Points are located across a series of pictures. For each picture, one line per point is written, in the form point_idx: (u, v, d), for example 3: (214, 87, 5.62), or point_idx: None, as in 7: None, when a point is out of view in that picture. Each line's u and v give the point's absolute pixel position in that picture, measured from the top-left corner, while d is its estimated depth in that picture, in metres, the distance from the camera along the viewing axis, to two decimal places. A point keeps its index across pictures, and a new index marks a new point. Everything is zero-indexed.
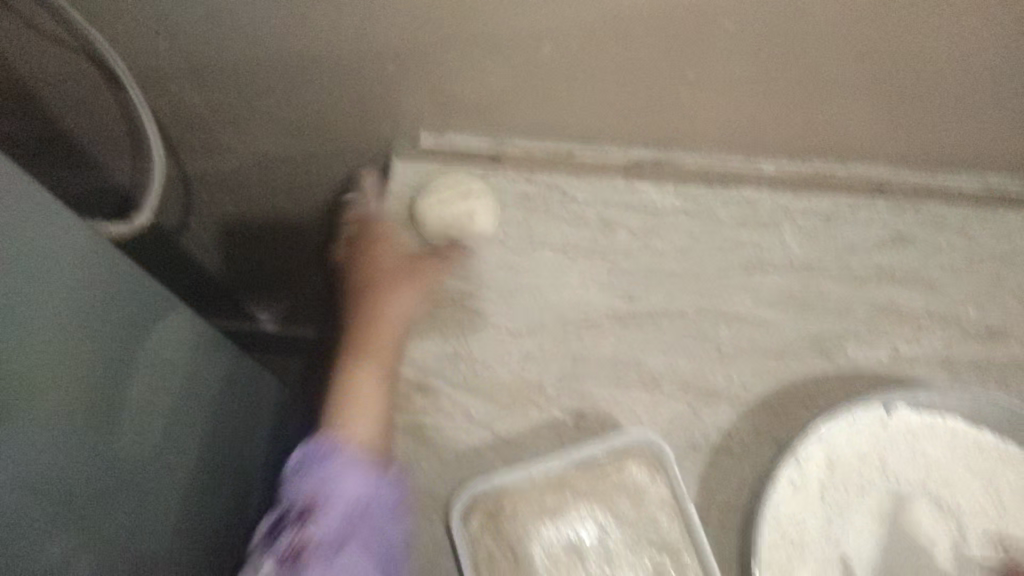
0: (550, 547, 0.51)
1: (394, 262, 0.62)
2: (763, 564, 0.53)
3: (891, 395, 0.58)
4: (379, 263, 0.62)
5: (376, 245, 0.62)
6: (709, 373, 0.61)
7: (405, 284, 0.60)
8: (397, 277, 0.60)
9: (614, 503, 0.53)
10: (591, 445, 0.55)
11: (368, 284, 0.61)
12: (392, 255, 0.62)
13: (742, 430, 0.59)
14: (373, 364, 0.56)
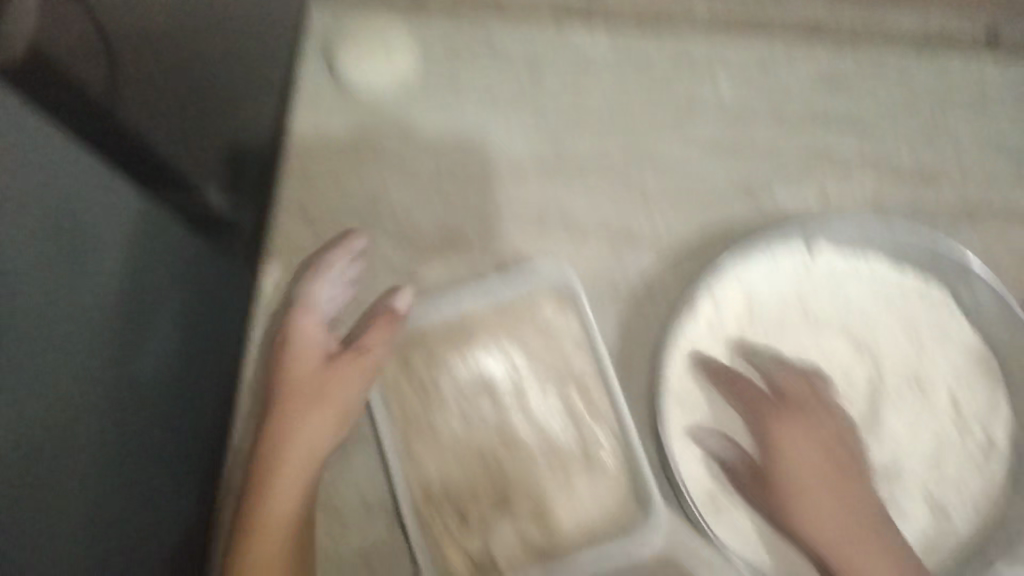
0: (460, 380, 0.55)
1: (308, 355, 0.53)
2: (669, 397, 0.56)
3: (806, 223, 0.57)
4: (294, 346, 0.53)
5: (290, 340, 0.53)
6: (634, 218, 0.61)
7: (338, 399, 0.52)
8: (310, 390, 0.52)
9: (526, 337, 0.55)
10: (499, 285, 0.56)
11: (282, 373, 0.53)
12: (308, 333, 0.54)
13: (664, 274, 0.59)
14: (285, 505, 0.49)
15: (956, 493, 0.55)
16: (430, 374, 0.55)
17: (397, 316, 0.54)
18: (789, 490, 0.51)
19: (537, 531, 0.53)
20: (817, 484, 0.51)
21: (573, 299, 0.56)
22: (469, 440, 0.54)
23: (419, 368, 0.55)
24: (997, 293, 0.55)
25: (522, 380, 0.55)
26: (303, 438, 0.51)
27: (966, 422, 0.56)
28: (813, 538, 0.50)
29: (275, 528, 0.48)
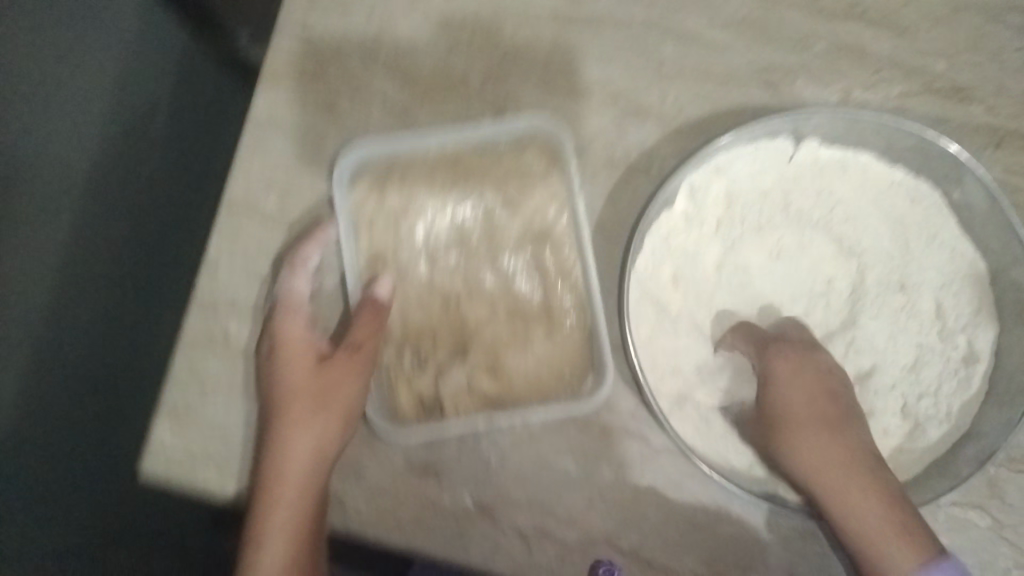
0: (436, 223, 0.54)
1: (299, 352, 0.49)
2: (642, 291, 0.55)
3: (791, 117, 0.54)
4: (286, 344, 0.49)
5: (280, 343, 0.50)
6: (643, 88, 0.59)
7: (339, 378, 0.49)
8: (306, 391, 0.49)
9: (506, 185, 0.54)
10: (484, 127, 0.52)
11: (274, 377, 0.49)
12: (298, 331, 0.50)
13: (664, 150, 0.58)
14: (286, 510, 0.46)
15: (933, 405, 0.54)
16: (405, 211, 0.53)
17: (383, 305, 0.50)
18: (781, 426, 0.49)
19: (487, 383, 0.52)
20: (805, 422, 0.49)
21: (557, 145, 0.54)
22: (436, 285, 0.53)
23: (394, 203, 0.53)
24: (988, 193, 0.52)
25: (498, 231, 0.54)
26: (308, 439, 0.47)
27: (951, 332, 0.55)
28: (797, 473, 0.48)
29: (281, 538, 0.45)
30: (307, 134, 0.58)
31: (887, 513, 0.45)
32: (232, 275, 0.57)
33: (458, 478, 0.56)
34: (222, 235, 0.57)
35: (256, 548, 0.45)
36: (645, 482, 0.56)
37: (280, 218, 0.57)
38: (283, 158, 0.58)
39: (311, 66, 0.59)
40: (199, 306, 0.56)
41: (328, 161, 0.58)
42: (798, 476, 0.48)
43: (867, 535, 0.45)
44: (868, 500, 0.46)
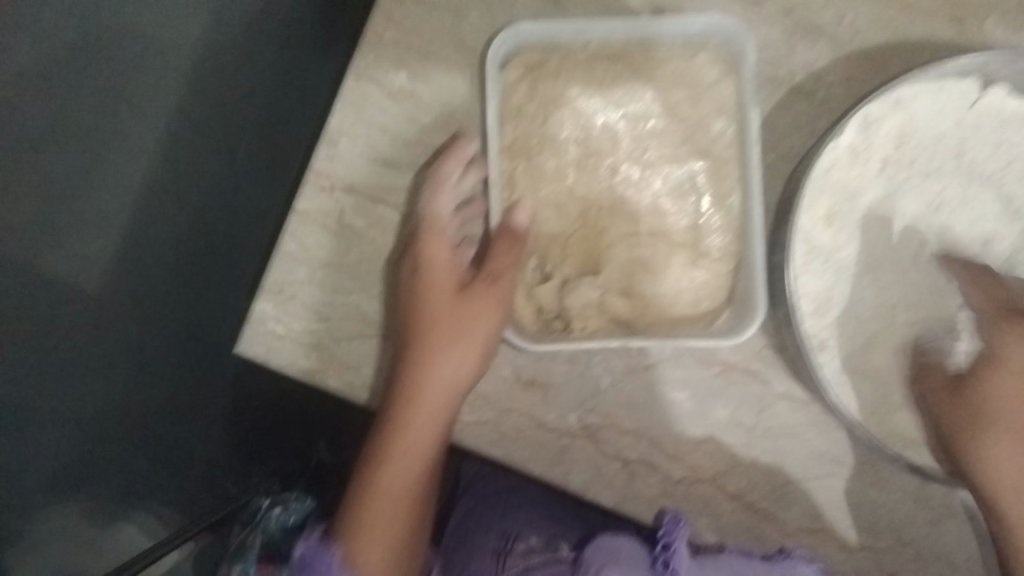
0: (584, 123, 0.47)
1: (439, 285, 0.47)
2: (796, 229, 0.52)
3: (993, 58, 0.49)
4: (428, 271, 0.47)
5: (422, 270, 0.47)
6: (819, 5, 0.54)
7: (482, 316, 0.47)
8: (443, 327, 0.47)
9: (672, 91, 0.47)
10: (655, 19, 0.46)
11: (410, 308, 0.48)
12: (443, 260, 0.48)
13: (832, 78, 0.53)
14: (415, 448, 0.47)
15: None
16: (555, 104, 0.47)
17: (521, 234, 0.47)
18: (1018, 428, 0.46)
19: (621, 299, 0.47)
20: (1010, 432, 0.46)
21: (740, 56, 0.47)
22: (576, 189, 0.48)
23: (544, 93, 0.47)
24: None
25: (652, 142, 0.47)
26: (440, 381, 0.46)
27: None
28: (1012, 467, 0.46)
29: (408, 471, 0.47)
30: (447, 9, 0.54)
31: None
32: (352, 151, 0.53)
33: (565, 396, 0.53)
34: (346, 107, 0.53)
35: (383, 478, 0.47)
36: (760, 425, 0.53)
37: (410, 97, 0.53)
38: (420, 32, 0.54)
39: None
40: (314, 180, 0.53)
41: (468, 43, 0.53)
42: (1007, 469, 0.46)
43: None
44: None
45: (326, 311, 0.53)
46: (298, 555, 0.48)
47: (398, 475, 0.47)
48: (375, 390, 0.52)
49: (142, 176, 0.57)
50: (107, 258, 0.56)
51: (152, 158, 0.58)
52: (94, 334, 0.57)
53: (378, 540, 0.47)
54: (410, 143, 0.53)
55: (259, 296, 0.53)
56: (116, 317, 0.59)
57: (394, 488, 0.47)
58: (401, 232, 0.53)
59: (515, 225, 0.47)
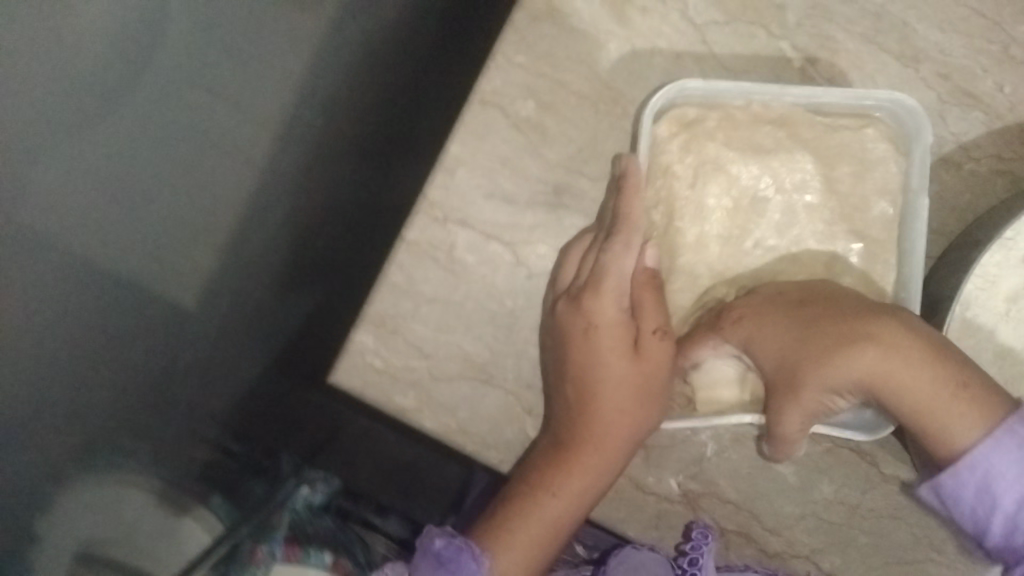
0: (736, 189, 0.46)
1: (615, 341, 0.44)
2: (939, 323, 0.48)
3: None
4: (598, 327, 0.44)
5: (595, 329, 0.44)
6: (981, 73, 0.50)
7: (659, 377, 0.44)
8: (626, 384, 0.44)
9: (834, 165, 0.46)
10: (832, 90, 0.44)
11: (580, 355, 0.44)
12: (612, 314, 0.44)
13: (983, 152, 0.50)
14: (577, 490, 0.44)
15: None
16: (711, 165, 0.46)
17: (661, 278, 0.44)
18: (784, 376, 0.43)
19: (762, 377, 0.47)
20: (821, 340, 0.42)
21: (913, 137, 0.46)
22: (717, 261, 0.47)
23: (702, 154, 0.46)
24: None
25: (805, 218, 0.47)
26: (620, 428, 0.44)
27: None
28: (846, 386, 0.41)
29: (568, 511, 0.44)
30: (585, 35, 0.50)
31: (952, 397, 0.39)
32: (470, 183, 0.50)
33: (668, 460, 0.51)
34: (468, 135, 0.50)
35: (535, 511, 0.44)
36: (864, 505, 0.51)
37: (538, 131, 0.50)
38: (553, 59, 0.50)
39: None
40: (427, 210, 0.50)
41: (605, 76, 0.50)
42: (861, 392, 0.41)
43: (921, 408, 0.40)
44: (914, 372, 0.40)
45: (429, 349, 0.50)
46: (436, 548, 0.43)
47: (554, 508, 0.44)
48: (471, 433, 0.50)
49: (269, 149, 0.53)
50: (221, 232, 0.51)
51: (257, 145, 0.51)
52: (193, 330, 0.52)
53: (515, 569, 0.43)
54: (532, 178, 0.50)
55: (360, 327, 0.50)
56: (198, 317, 0.52)
57: (549, 517, 0.44)
58: (514, 273, 0.50)
59: (654, 270, 0.44)
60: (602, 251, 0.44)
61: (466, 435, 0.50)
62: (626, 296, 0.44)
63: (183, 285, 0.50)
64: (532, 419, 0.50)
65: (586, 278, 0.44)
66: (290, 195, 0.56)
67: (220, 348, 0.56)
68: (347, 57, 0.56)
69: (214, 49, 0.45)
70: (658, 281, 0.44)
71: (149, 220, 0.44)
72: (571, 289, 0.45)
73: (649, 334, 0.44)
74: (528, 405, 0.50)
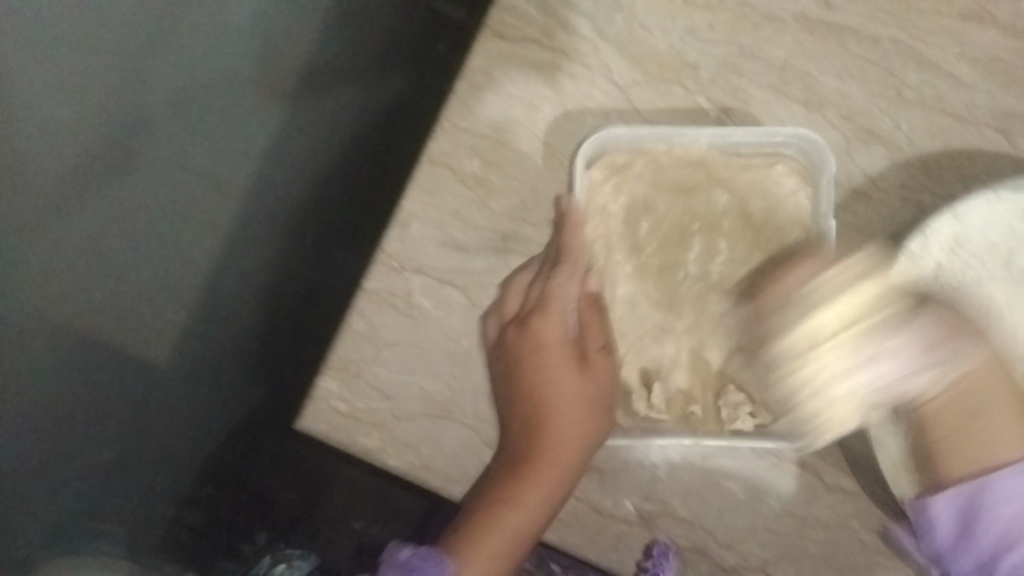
0: (660, 225, 0.52)
1: (564, 356, 0.49)
2: None
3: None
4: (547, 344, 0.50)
5: (544, 344, 0.50)
6: (878, 114, 0.56)
7: (605, 387, 0.49)
8: (577, 398, 0.49)
9: (748, 199, 0.51)
10: (741, 133, 0.49)
11: (530, 372, 0.49)
12: (558, 333, 0.50)
13: (888, 182, 0.55)
14: (542, 497, 0.47)
15: None
16: (637, 206, 0.51)
17: (599, 301, 0.50)
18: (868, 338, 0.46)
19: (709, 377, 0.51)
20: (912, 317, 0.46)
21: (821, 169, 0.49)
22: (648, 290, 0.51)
23: (626, 195, 0.51)
24: None
25: (723, 245, 0.52)
26: (575, 438, 0.48)
27: None
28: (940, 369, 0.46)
29: (535, 517, 0.47)
30: (522, 99, 0.55)
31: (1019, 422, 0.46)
32: (423, 235, 0.54)
33: (621, 483, 0.54)
34: (418, 191, 0.54)
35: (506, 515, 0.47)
36: (810, 517, 0.53)
37: (482, 184, 0.55)
38: (493, 120, 0.55)
39: (538, 28, 0.55)
40: (383, 261, 0.54)
41: (541, 132, 0.55)
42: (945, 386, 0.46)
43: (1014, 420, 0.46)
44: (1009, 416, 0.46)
45: (390, 392, 0.53)
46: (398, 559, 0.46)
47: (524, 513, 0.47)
48: (435, 470, 0.53)
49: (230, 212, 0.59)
50: (190, 290, 0.56)
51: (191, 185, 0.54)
52: (139, 372, 0.54)
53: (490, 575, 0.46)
54: (480, 228, 0.54)
55: (325, 374, 0.53)
56: (152, 359, 0.55)
57: (517, 523, 0.47)
58: (469, 315, 0.53)
59: (594, 295, 0.50)
60: (550, 278, 0.49)
61: (430, 471, 0.53)
62: (570, 318, 0.50)
63: (147, 339, 0.54)
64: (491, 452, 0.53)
65: (533, 304, 0.50)
66: (241, 258, 0.61)
67: (193, 404, 0.59)
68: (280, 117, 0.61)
69: (176, 122, 0.52)
70: (595, 300, 0.50)
71: (117, 274, 0.50)
72: (519, 315, 0.50)
73: (595, 349, 0.50)
74: (488, 439, 0.53)
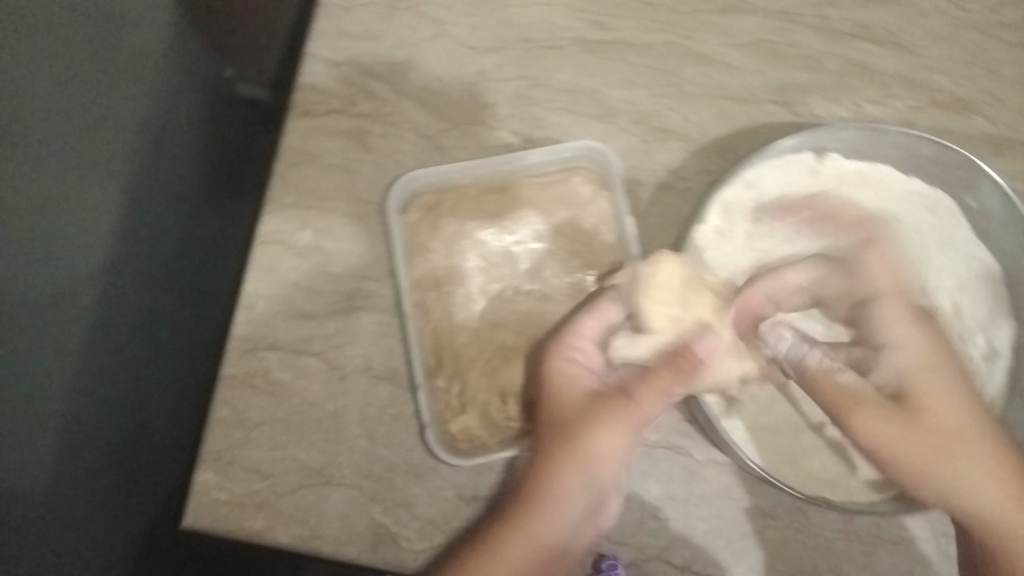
0: (486, 252, 0.55)
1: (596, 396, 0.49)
2: None
3: (812, 134, 0.56)
4: (553, 382, 0.50)
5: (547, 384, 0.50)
6: (667, 111, 0.60)
7: (616, 419, 0.48)
8: (565, 430, 0.49)
9: (555, 213, 0.55)
10: (532, 152, 0.55)
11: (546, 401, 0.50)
12: (574, 371, 0.51)
13: (689, 170, 0.59)
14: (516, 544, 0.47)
15: None
16: (456, 238, 0.54)
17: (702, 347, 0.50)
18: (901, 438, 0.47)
19: None
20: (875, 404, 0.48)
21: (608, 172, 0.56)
22: (487, 314, 0.54)
23: (446, 229, 0.55)
24: (1008, 201, 0.55)
25: (547, 261, 0.55)
26: (554, 476, 0.48)
27: (970, 333, 0.57)
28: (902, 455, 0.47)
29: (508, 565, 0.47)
30: (338, 167, 0.58)
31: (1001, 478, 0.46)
32: (270, 312, 0.56)
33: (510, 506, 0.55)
34: (258, 272, 0.57)
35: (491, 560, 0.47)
36: (693, 494, 0.57)
37: (318, 254, 0.57)
38: (316, 191, 0.58)
39: (342, 97, 0.59)
40: (237, 345, 0.56)
41: (364, 195, 0.58)
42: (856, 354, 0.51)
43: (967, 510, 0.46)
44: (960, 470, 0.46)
45: (267, 469, 0.55)
46: None
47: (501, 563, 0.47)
48: (326, 536, 0.54)
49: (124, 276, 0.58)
50: (118, 340, 0.58)
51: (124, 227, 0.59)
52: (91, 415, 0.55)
53: None
54: (324, 293, 0.57)
55: (200, 466, 0.54)
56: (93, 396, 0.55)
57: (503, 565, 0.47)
58: (328, 379, 0.56)
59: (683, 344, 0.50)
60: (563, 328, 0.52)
61: (321, 538, 0.54)
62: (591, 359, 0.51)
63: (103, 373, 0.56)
64: (377, 504, 0.55)
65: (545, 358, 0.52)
66: (133, 328, 0.60)
67: (102, 497, 0.56)
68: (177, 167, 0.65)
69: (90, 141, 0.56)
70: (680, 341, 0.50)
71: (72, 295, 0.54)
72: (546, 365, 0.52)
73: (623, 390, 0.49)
74: (371, 493, 0.55)
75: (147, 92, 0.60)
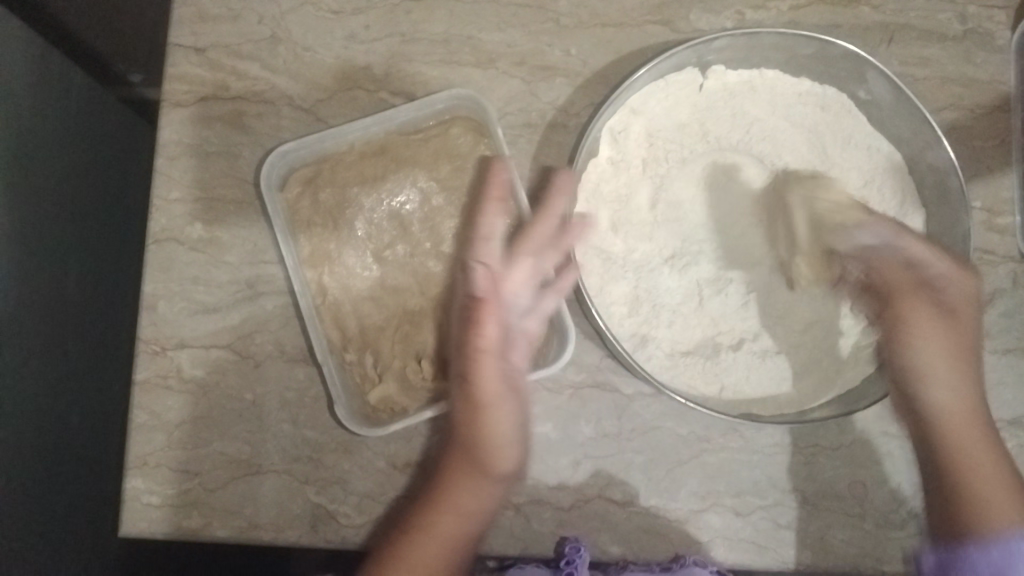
0: (374, 217, 0.54)
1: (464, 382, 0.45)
2: (588, 245, 0.55)
3: (693, 48, 0.55)
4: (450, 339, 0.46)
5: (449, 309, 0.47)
6: (546, 47, 0.59)
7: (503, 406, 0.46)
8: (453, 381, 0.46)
9: (438, 169, 0.55)
10: (401, 109, 0.54)
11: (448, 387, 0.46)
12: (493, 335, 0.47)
13: (577, 105, 0.58)
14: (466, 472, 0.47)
15: None
16: (341, 208, 0.54)
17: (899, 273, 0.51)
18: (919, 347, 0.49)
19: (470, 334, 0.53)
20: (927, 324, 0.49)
21: (484, 118, 0.55)
22: (387, 279, 0.54)
23: (326, 201, 0.54)
24: (892, 84, 0.54)
25: (442, 217, 0.54)
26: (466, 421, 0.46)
27: None
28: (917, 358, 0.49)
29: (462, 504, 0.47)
30: (219, 154, 0.57)
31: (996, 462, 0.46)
32: (172, 310, 0.56)
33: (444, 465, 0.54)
34: (154, 272, 0.56)
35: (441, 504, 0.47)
36: (624, 428, 0.55)
37: (212, 244, 0.56)
38: (202, 181, 0.57)
39: (213, 83, 0.57)
40: (144, 348, 0.55)
41: (251, 178, 0.57)
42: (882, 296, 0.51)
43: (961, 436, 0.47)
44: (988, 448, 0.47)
45: (193, 467, 0.54)
46: None
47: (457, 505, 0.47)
48: (263, 524, 0.53)
49: (17, 294, 0.57)
50: (43, 368, 0.60)
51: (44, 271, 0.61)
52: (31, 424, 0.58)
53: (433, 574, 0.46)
54: (224, 283, 0.56)
55: (127, 473, 0.54)
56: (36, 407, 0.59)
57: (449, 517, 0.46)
58: (242, 368, 0.55)
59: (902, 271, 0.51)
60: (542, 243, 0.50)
61: (259, 527, 0.53)
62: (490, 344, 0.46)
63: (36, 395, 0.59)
64: (311, 485, 0.54)
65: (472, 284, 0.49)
66: (25, 351, 0.58)
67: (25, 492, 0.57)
68: (77, 207, 0.65)
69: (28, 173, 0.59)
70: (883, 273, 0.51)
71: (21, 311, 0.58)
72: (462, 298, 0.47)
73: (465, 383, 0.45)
74: (303, 475, 0.54)
75: (58, 103, 0.62)
